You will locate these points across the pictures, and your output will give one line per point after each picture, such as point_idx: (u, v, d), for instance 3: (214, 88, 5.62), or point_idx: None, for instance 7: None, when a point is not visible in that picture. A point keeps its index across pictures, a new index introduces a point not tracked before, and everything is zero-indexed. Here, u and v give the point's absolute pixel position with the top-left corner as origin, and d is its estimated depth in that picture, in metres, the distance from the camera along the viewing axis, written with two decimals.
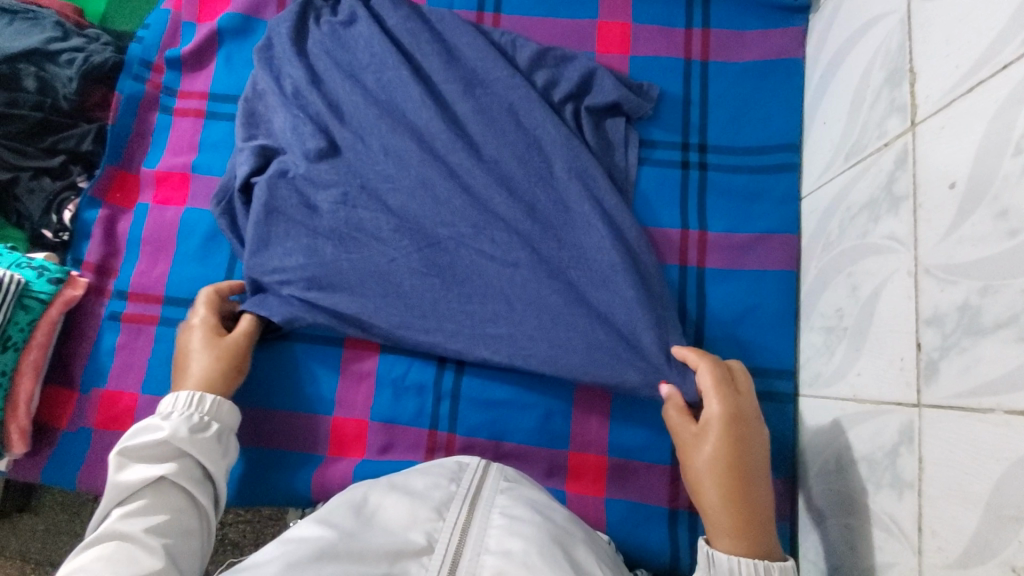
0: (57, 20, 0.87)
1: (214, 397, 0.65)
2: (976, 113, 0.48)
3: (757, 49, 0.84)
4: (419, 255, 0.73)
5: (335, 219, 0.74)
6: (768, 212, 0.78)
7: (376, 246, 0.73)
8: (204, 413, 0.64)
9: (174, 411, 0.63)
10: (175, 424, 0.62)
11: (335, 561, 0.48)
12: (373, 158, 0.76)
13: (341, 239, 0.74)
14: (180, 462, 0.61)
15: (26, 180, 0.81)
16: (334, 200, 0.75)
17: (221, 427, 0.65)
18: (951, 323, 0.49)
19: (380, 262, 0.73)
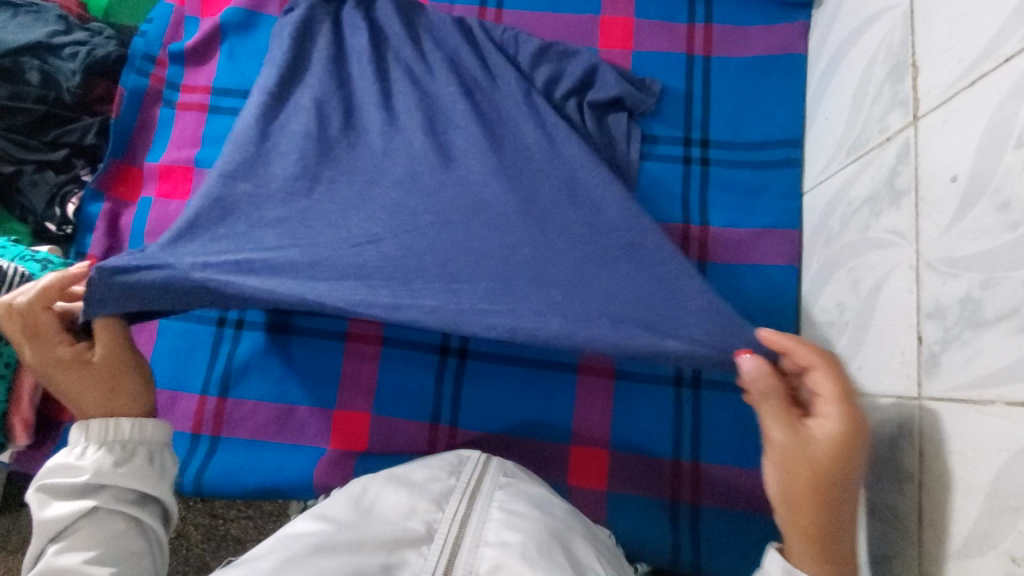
0: (60, 13, 0.88)
1: (131, 421, 0.61)
2: (978, 106, 0.48)
3: (759, 45, 0.84)
4: (389, 237, 0.64)
5: (292, 197, 0.66)
6: (769, 207, 0.79)
7: (335, 229, 0.64)
8: (123, 439, 0.60)
9: (89, 443, 0.60)
10: (94, 457, 0.58)
11: (330, 555, 0.48)
12: (357, 145, 0.70)
13: (295, 221, 0.65)
14: (107, 494, 0.58)
15: (29, 174, 0.81)
16: (297, 180, 0.67)
17: (149, 449, 0.62)
18: (952, 316, 0.49)
19: (338, 245, 0.63)
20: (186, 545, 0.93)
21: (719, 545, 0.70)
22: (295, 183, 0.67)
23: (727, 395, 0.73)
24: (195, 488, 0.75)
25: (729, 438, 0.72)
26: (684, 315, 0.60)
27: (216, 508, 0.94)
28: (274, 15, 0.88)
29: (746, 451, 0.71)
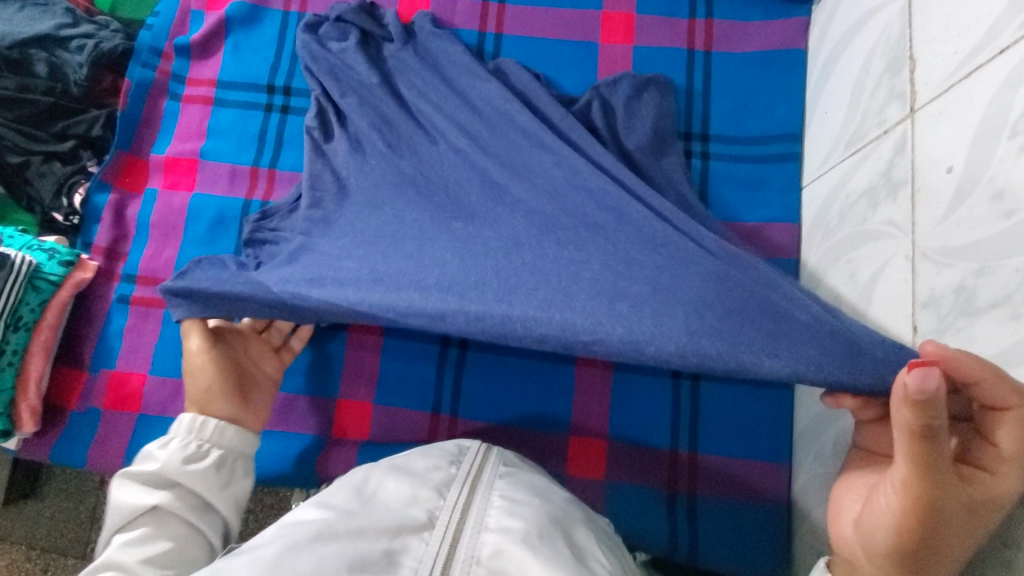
0: (67, 6, 0.89)
1: (215, 422, 0.63)
2: (974, 97, 0.49)
3: (759, 40, 0.85)
4: (458, 259, 0.58)
5: (376, 228, 0.65)
6: (768, 200, 0.79)
7: (410, 253, 0.60)
8: (203, 439, 0.62)
9: (173, 437, 0.62)
10: (170, 452, 0.60)
11: (331, 541, 0.48)
12: (442, 168, 0.70)
13: (374, 249, 0.62)
14: (177, 491, 0.59)
15: (36, 165, 0.82)
16: (381, 210, 0.67)
17: (223, 453, 0.63)
18: (947, 305, 0.50)
19: (409, 265, 0.58)
20: None
21: (717, 535, 0.71)
22: (365, 214, 0.67)
23: (726, 387, 0.73)
24: None
25: (728, 429, 0.73)
26: (785, 325, 0.50)
27: None
28: (278, 10, 0.89)
29: (743, 442, 0.72)
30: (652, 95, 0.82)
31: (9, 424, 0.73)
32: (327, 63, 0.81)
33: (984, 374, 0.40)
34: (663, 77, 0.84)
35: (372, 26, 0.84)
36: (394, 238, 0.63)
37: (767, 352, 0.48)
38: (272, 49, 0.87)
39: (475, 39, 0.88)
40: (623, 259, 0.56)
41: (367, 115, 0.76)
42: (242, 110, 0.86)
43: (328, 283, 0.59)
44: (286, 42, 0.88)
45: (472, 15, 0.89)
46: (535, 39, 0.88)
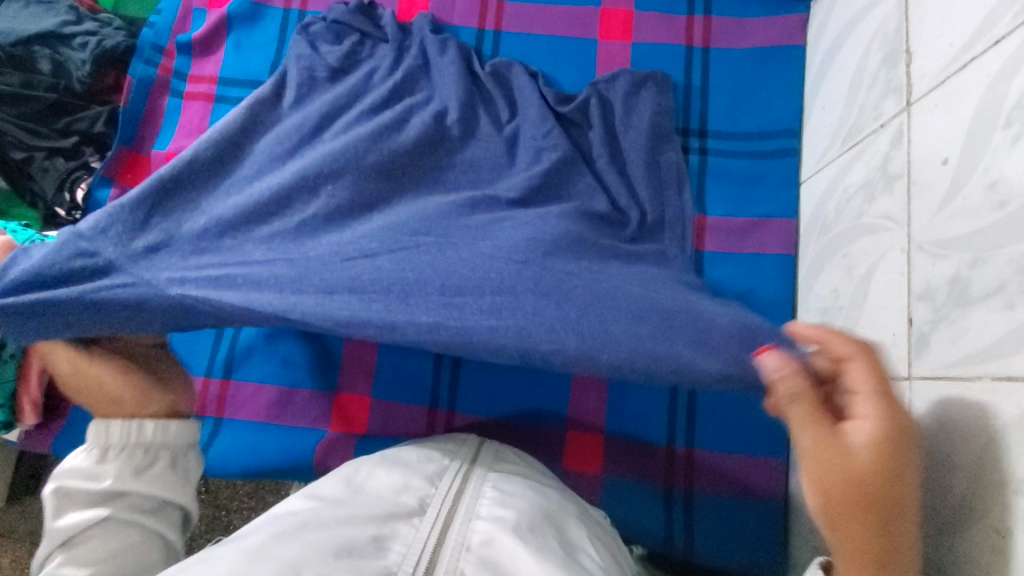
0: (71, 4, 0.90)
1: (154, 422, 0.60)
2: (969, 89, 0.49)
3: (758, 36, 0.85)
4: (378, 256, 0.65)
5: (291, 216, 0.68)
6: (766, 196, 0.79)
7: (327, 247, 0.66)
8: (146, 441, 0.59)
9: (111, 447, 0.58)
10: (113, 464, 0.57)
11: (319, 530, 0.48)
12: (356, 152, 0.73)
13: (291, 237, 0.67)
14: (125, 500, 0.57)
15: (40, 160, 0.83)
16: (300, 199, 0.69)
17: (172, 452, 0.61)
18: (942, 296, 0.49)
19: (329, 259, 0.65)
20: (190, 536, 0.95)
21: (713, 531, 0.71)
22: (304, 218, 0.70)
23: (723, 382, 0.73)
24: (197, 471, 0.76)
25: (725, 424, 0.72)
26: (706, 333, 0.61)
27: (219, 499, 0.95)
28: (279, 8, 0.90)
29: (740, 437, 0.72)
30: (650, 91, 0.82)
31: (12, 415, 0.74)
32: (311, 61, 0.82)
33: (811, 334, 0.48)
34: (663, 73, 0.84)
35: (369, 28, 0.87)
36: (329, 252, 0.67)
37: (690, 350, 0.59)
38: (274, 46, 0.88)
39: (474, 36, 0.89)
40: (575, 287, 0.64)
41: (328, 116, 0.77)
42: None
43: (242, 286, 0.62)
44: (286, 39, 0.88)
45: (471, 12, 0.89)
46: (534, 36, 0.88)
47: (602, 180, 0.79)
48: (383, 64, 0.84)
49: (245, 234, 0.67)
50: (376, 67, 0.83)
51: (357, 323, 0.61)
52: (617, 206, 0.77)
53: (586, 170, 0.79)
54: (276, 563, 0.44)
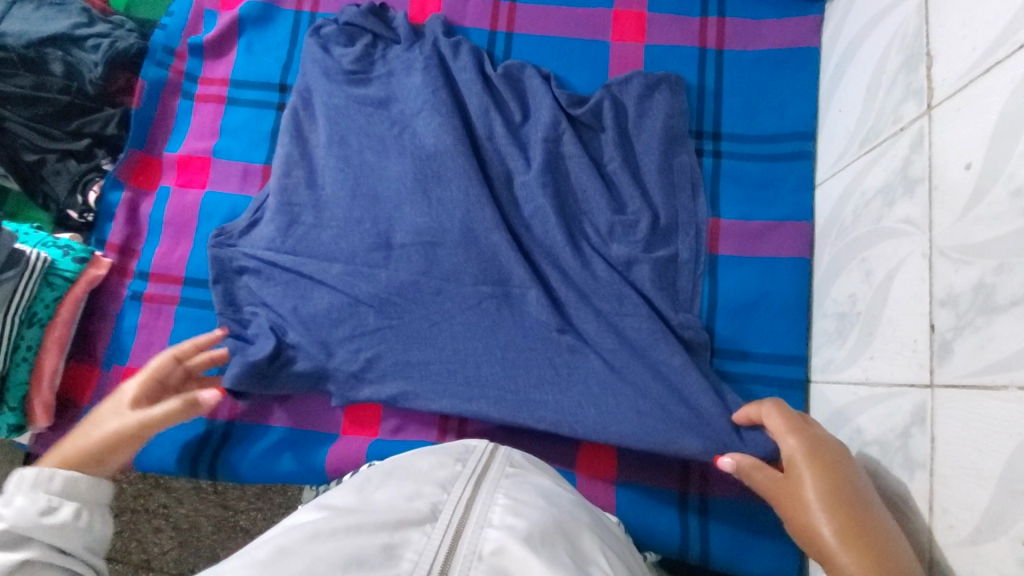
0: (83, 6, 0.90)
1: (65, 474, 0.58)
2: (992, 94, 0.49)
3: (772, 38, 0.85)
4: (456, 310, 0.73)
5: (370, 271, 0.75)
6: (781, 199, 0.79)
7: (418, 305, 0.74)
8: (53, 493, 0.57)
9: (15, 494, 0.56)
10: (20, 506, 0.55)
11: (329, 540, 0.47)
12: (404, 196, 0.76)
13: (378, 292, 0.74)
14: (37, 548, 0.54)
15: (52, 162, 0.83)
16: (372, 251, 0.75)
17: (77, 506, 0.59)
18: (965, 303, 0.49)
19: (422, 319, 0.73)
20: (198, 536, 0.95)
21: (729, 537, 0.70)
22: (329, 240, 0.77)
23: (738, 388, 0.73)
24: (209, 473, 0.76)
25: None
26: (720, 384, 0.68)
27: (227, 499, 0.95)
28: (291, 9, 0.90)
29: None
30: (664, 94, 0.81)
31: (25, 417, 0.74)
32: (327, 71, 0.83)
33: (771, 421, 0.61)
34: (676, 74, 0.83)
35: (382, 29, 0.86)
36: (353, 273, 0.75)
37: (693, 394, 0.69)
38: (286, 48, 0.88)
39: (486, 39, 0.88)
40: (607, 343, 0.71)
41: (348, 135, 0.80)
42: (254, 109, 0.87)
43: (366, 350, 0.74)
44: (298, 41, 0.88)
45: (484, 13, 0.89)
46: (547, 38, 0.88)
47: (615, 183, 0.78)
48: (400, 66, 0.83)
49: (334, 290, 0.75)
50: (394, 71, 0.83)
51: (393, 339, 0.74)
52: (629, 210, 0.76)
53: (599, 173, 0.78)
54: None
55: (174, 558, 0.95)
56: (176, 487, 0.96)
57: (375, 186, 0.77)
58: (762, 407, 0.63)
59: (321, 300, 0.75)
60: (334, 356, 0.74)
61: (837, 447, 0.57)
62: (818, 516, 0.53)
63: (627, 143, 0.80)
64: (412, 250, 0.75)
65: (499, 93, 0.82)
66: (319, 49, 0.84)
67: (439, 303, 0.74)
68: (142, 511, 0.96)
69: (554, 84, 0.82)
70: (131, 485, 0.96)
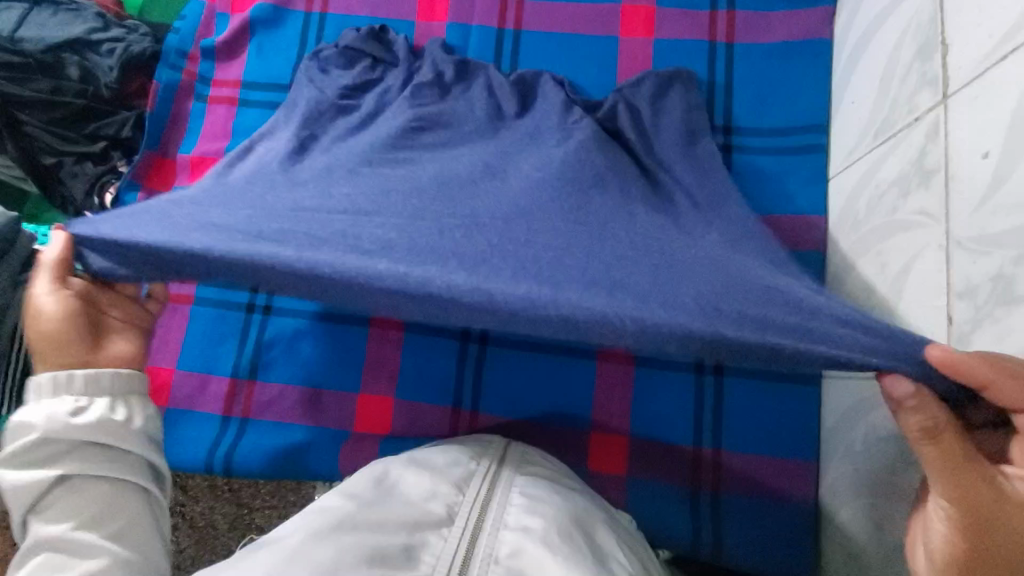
0: (98, 10, 0.91)
1: (84, 373, 0.53)
2: (1010, 81, 0.48)
3: (784, 30, 0.84)
4: (385, 253, 0.50)
5: (284, 219, 0.54)
6: (794, 193, 0.78)
7: (348, 239, 0.52)
8: (78, 393, 0.53)
9: (40, 399, 0.52)
10: (46, 414, 0.51)
11: (352, 533, 0.48)
12: (349, 181, 0.63)
13: (294, 224, 0.53)
14: (79, 455, 0.52)
15: (69, 165, 0.85)
16: (295, 201, 0.59)
17: (108, 401, 0.54)
18: (984, 294, 0.48)
19: (348, 256, 0.49)
20: (214, 533, 0.96)
21: (744, 532, 0.69)
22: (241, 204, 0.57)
23: (750, 381, 0.73)
24: (223, 471, 0.77)
25: (751, 423, 0.72)
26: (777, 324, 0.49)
27: (241, 498, 0.96)
28: (300, 11, 0.90)
29: (767, 439, 0.71)
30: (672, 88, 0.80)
31: None
32: (319, 86, 0.79)
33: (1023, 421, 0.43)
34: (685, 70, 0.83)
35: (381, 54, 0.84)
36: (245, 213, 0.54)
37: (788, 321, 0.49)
38: (296, 50, 0.89)
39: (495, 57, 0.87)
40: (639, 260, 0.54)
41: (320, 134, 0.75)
42: (265, 110, 0.87)
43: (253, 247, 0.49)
44: (308, 43, 0.89)
45: (492, 12, 0.89)
46: (555, 34, 0.87)
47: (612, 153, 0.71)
48: (395, 87, 0.81)
49: (220, 223, 0.53)
50: (388, 89, 0.80)
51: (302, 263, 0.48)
52: None
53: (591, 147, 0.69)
54: (310, 567, 0.44)
55: (190, 556, 0.96)
56: (193, 485, 0.97)
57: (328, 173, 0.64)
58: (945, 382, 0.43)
59: (223, 215, 0.55)
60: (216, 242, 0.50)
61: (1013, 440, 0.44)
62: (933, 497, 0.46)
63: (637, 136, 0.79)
64: (338, 217, 0.56)
65: None
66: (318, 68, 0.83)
67: (380, 240, 0.53)
68: None
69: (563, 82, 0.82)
70: None
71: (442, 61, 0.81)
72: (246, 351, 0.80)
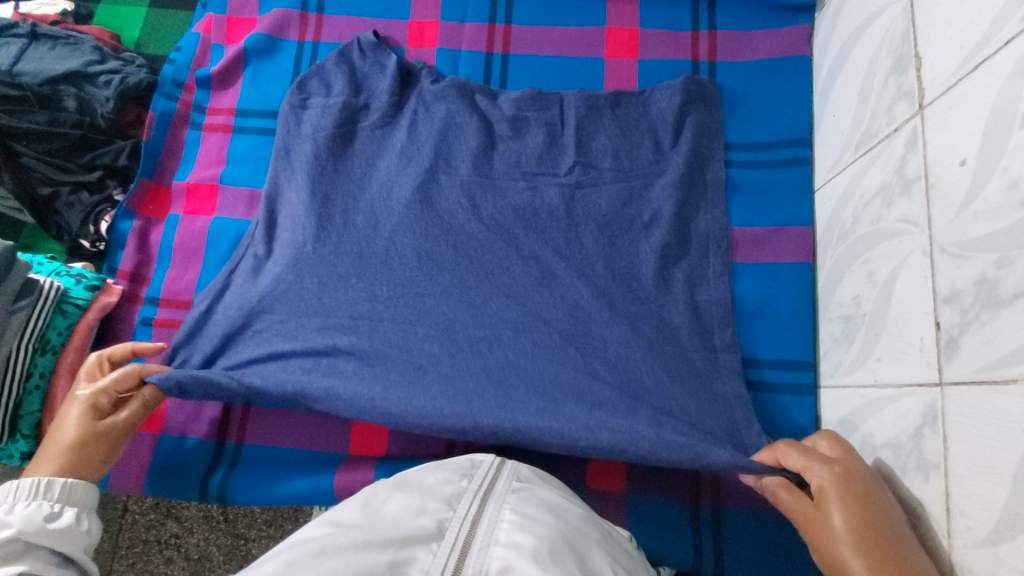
0: (95, 44, 0.92)
1: (62, 481, 0.62)
2: (983, 89, 0.49)
3: (764, 48, 0.86)
4: (394, 271, 0.76)
5: (327, 262, 0.76)
6: (780, 206, 0.79)
7: (382, 281, 0.75)
8: (54, 499, 0.61)
9: (15, 503, 0.59)
10: (25, 514, 0.58)
11: (335, 556, 0.47)
12: (354, 237, 0.78)
13: (362, 272, 0.76)
14: (28, 561, 0.57)
15: (65, 195, 0.86)
16: (330, 265, 0.76)
17: (76, 511, 0.63)
18: (968, 298, 0.49)
19: (366, 267, 0.76)
20: (209, 566, 0.94)
21: (742, 551, 0.68)
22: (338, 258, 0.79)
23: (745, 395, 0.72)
24: (218, 497, 0.76)
25: None
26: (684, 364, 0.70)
27: (237, 528, 0.94)
28: (294, 39, 0.93)
29: None
30: (695, 118, 0.82)
31: (35, 445, 0.75)
32: (318, 170, 0.81)
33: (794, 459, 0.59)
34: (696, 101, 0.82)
35: (361, 110, 0.85)
36: (351, 324, 0.74)
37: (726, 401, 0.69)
38: (290, 77, 0.91)
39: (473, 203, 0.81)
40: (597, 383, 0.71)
41: (330, 193, 0.80)
42: (260, 136, 0.89)
43: (327, 279, 0.76)
44: (301, 69, 0.91)
45: (480, 36, 0.91)
46: (541, 56, 0.90)
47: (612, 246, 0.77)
48: (388, 153, 0.83)
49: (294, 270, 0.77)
50: (373, 164, 0.82)
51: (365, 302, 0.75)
52: (639, 214, 0.77)
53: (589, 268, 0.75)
54: None
55: None
56: (187, 516, 0.96)
57: (353, 345, 0.72)
58: (776, 450, 0.61)
59: (279, 263, 0.78)
60: (326, 289, 0.75)
61: (868, 478, 0.55)
62: (848, 553, 0.51)
63: (639, 159, 0.80)
64: (375, 268, 0.76)
65: (496, 121, 0.84)
66: (299, 104, 0.86)
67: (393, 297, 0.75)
68: (154, 542, 0.95)
69: (568, 107, 0.84)
70: (145, 515, 0.96)
71: (431, 116, 0.84)
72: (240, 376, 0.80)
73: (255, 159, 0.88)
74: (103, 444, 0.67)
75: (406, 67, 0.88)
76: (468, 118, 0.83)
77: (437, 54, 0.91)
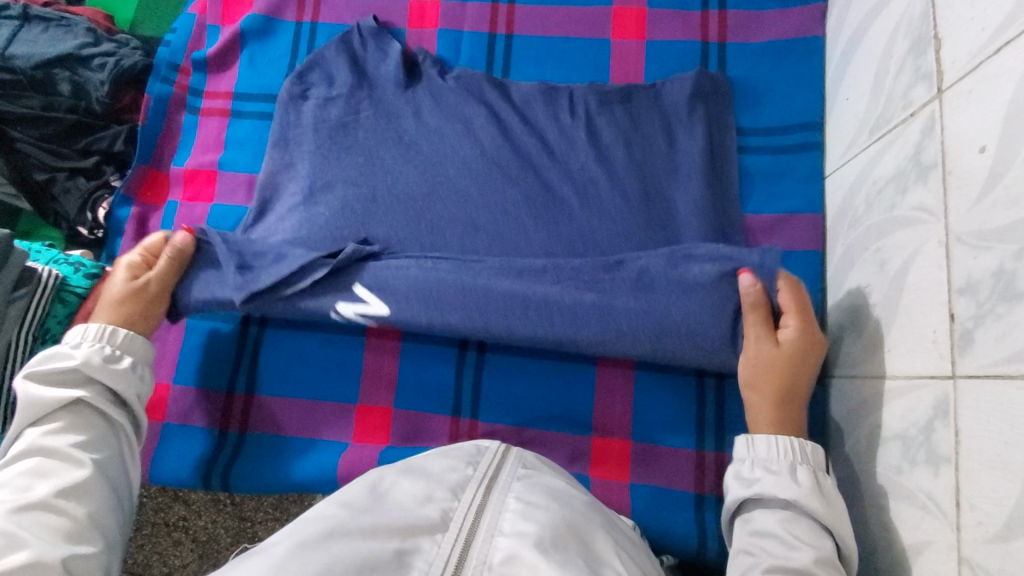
0: (88, 26, 0.90)
1: (125, 331, 0.68)
2: (1005, 74, 0.47)
3: (776, 28, 0.83)
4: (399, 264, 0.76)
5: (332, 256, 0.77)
6: (790, 192, 0.77)
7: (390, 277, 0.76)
8: (116, 345, 0.67)
9: (84, 342, 0.66)
10: (87, 354, 0.64)
11: (344, 539, 0.48)
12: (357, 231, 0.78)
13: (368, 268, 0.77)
14: (91, 389, 0.64)
15: (62, 181, 0.85)
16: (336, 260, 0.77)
17: (135, 360, 0.68)
18: (985, 291, 0.47)
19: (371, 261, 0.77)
20: (216, 548, 0.95)
21: None
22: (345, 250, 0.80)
23: None
24: (222, 484, 0.76)
25: None
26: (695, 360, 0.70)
27: (243, 511, 0.95)
28: (291, 21, 0.90)
29: None
30: (703, 101, 0.80)
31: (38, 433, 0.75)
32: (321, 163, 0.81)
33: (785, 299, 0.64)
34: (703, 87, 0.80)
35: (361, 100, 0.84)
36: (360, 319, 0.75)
37: None
38: (288, 60, 0.89)
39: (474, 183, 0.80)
40: None
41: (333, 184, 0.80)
42: (258, 120, 0.87)
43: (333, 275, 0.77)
44: (300, 52, 0.89)
45: (482, 17, 0.88)
46: (546, 38, 0.87)
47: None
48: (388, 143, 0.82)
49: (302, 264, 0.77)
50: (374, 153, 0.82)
51: None
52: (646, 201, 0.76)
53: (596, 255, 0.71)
54: None
55: (194, 571, 0.94)
56: (194, 499, 0.96)
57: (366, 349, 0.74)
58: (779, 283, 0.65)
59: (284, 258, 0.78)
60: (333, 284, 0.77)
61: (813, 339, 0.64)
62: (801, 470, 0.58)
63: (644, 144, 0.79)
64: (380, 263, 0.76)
65: (501, 107, 0.81)
66: (298, 93, 0.85)
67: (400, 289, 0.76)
68: (162, 524, 0.96)
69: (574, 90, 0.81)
70: (152, 498, 0.97)
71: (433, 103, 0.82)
72: (241, 367, 0.79)
73: (253, 146, 0.86)
74: (138, 298, 0.71)
75: (408, 56, 0.86)
76: (470, 103, 0.81)
77: (441, 40, 0.89)
